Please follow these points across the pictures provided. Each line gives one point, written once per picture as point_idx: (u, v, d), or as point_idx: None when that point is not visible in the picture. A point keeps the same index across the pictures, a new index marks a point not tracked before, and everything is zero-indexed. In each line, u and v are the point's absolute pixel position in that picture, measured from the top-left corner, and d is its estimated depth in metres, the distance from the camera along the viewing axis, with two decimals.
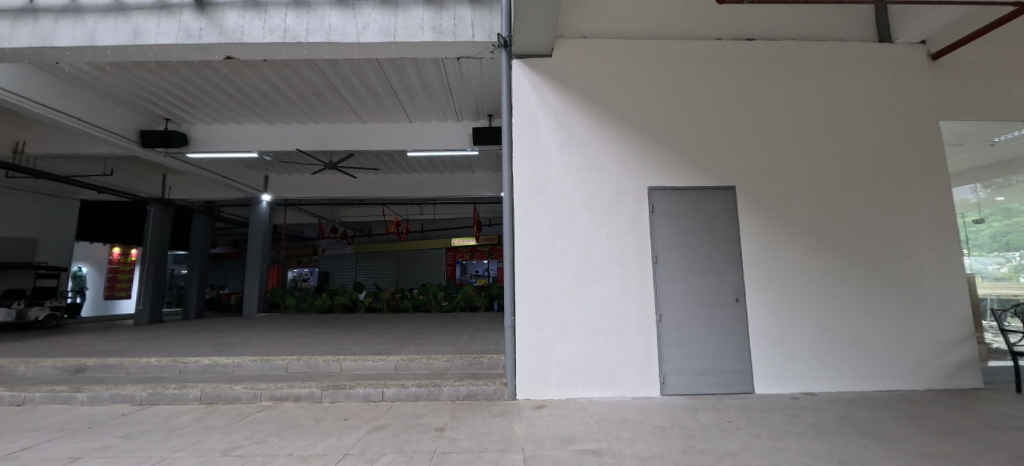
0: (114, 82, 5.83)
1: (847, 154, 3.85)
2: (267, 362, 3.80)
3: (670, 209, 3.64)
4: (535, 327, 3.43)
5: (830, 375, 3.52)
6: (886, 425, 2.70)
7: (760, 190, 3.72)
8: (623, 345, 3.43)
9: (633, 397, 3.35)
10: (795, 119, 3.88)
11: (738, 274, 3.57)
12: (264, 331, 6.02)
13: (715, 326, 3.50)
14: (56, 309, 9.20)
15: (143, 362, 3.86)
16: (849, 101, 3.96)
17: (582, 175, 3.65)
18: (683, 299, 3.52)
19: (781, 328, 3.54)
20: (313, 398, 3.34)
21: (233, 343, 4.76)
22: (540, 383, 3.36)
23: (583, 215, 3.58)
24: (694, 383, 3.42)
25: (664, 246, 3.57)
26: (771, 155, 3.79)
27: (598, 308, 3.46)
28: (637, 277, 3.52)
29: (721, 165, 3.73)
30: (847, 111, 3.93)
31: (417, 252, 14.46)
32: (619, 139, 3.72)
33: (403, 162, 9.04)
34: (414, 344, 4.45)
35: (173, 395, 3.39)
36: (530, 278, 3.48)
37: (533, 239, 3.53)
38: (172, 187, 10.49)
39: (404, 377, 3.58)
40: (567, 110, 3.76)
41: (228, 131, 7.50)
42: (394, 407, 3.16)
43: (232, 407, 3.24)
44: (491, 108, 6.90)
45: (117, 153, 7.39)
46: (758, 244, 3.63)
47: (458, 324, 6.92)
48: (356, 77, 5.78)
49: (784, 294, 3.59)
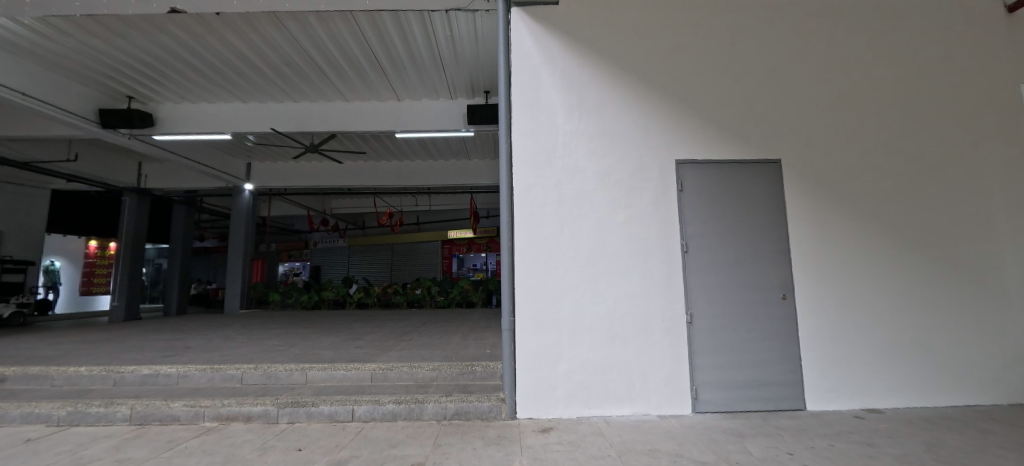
0: (58, 49, 5.13)
1: (913, 124, 3.21)
2: (219, 372, 3.17)
3: (701, 186, 3.00)
4: (539, 330, 2.80)
5: (895, 388, 2.91)
6: (998, 459, 2.07)
7: (810, 165, 3.09)
8: (646, 351, 2.81)
9: (659, 415, 2.74)
10: (851, 81, 3.23)
11: (784, 266, 2.95)
12: (235, 331, 5.40)
13: (757, 328, 2.88)
14: (22, 306, 8.57)
15: (71, 372, 3.23)
16: (916, 61, 3.29)
17: (595, 146, 3.01)
18: (718, 297, 2.90)
19: (837, 332, 2.93)
20: (267, 418, 2.73)
21: (189, 347, 4.12)
22: (544, 399, 2.75)
23: (597, 194, 2.94)
24: (731, 399, 2.81)
25: (695, 232, 2.94)
26: (824, 124, 3.15)
27: (617, 308, 2.84)
28: (661, 270, 2.89)
29: (764, 134, 3.09)
30: (912, 71, 3.27)
31: (412, 246, 13.83)
32: (640, 102, 3.07)
33: (393, 146, 8.34)
34: (398, 348, 3.82)
35: (98, 414, 2.77)
36: (533, 270, 2.85)
37: (537, 223, 2.90)
38: (146, 175, 9.82)
39: (380, 390, 2.96)
40: (576, 70, 3.10)
41: (199, 111, 6.83)
42: (365, 430, 2.55)
43: (166, 432, 2.62)
44: (487, 83, 6.23)
45: (76, 135, 6.71)
46: (809, 229, 3.01)
47: (454, 323, 6.30)
48: (333, 44, 5.13)
49: (840, 291, 2.97)
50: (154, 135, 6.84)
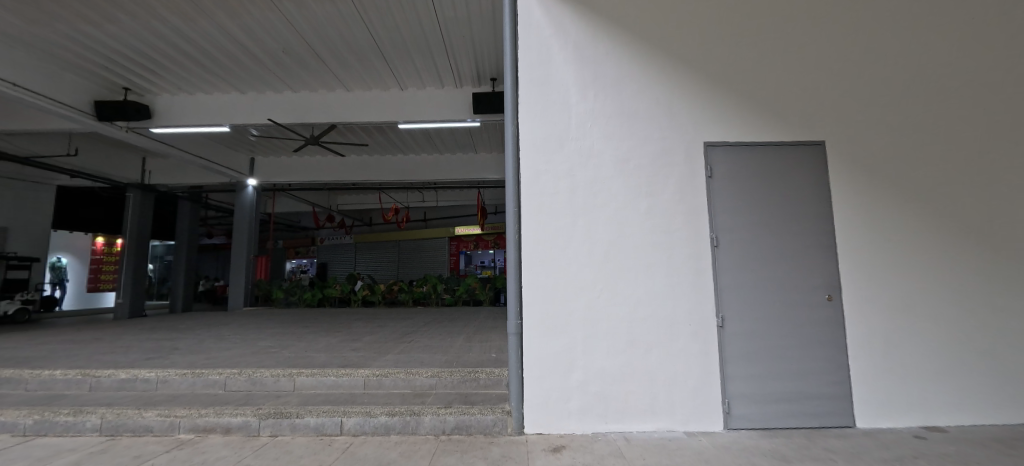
0: (46, 36, 4.94)
1: (988, 95, 2.73)
2: (201, 377, 2.92)
3: (734, 172, 2.64)
4: (550, 334, 2.49)
5: (958, 402, 2.53)
6: None
7: (859, 147, 2.71)
8: (671, 358, 2.48)
9: (686, 432, 2.42)
10: (914, 47, 2.76)
11: (828, 263, 2.59)
12: (231, 330, 5.18)
13: (797, 334, 2.53)
14: (27, 302, 8.52)
15: (46, 375, 3.01)
16: (1001, 17, 2.76)
17: (612, 127, 2.67)
18: (753, 297, 2.55)
19: (891, 339, 2.55)
20: (247, 429, 2.47)
21: (178, 347, 3.90)
22: (555, 411, 2.44)
23: (614, 181, 2.61)
24: (768, 413, 2.47)
25: (726, 224, 2.59)
26: (878, 99, 2.73)
27: (637, 310, 2.51)
28: (688, 267, 2.55)
29: (805, 113, 2.72)
30: (994, 30, 2.75)
31: (418, 242, 13.60)
32: (662, 77, 2.72)
33: (397, 138, 8.07)
34: (396, 351, 3.53)
35: (66, 423, 2.54)
36: (542, 266, 2.54)
37: (547, 213, 2.58)
38: (151, 171, 9.71)
39: (372, 399, 2.68)
40: (590, 41, 2.76)
41: (197, 102, 6.62)
42: (354, 446, 2.27)
43: (136, 444, 2.37)
44: (494, 69, 5.91)
45: (73, 128, 6.56)
46: (856, 220, 2.64)
47: (460, 322, 6.02)
48: (331, 27, 4.86)
49: (894, 291, 2.59)
50: (151, 128, 6.65)
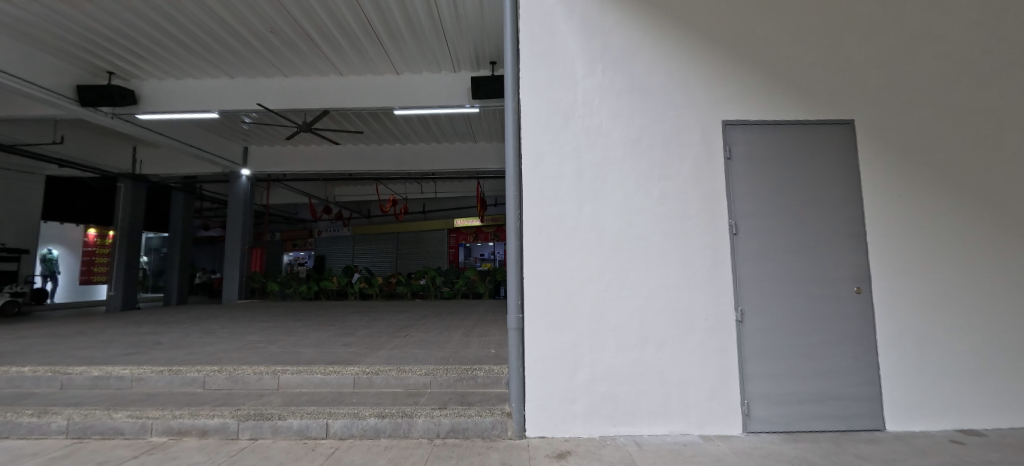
0: (19, 16, 4.67)
1: None
2: (179, 374, 2.74)
3: (755, 153, 2.42)
4: (553, 330, 2.28)
5: (995, 404, 2.33)
6: None
7: (893, 125, 2.47)
8: (685, 355, 2.28)
9: (701, 435, 2.22)
10: (953, 16, 2.51)
11: (858, 253, 2.37)
12: (220, 324, 4.98)
13: (823, 330, 2.33)
14: (16, 295, 8.33)
15: (14, 373, 2.82)
16: None
17: (622, 104, 2.43)
18: (774, 290, 2.34)
19: (925, 336, 2.34)
20: (225, 432, 2.27)
21: (161, 342, 3.70)
22: (559, 413, 2.24)
23: (624, 163, 2.38)
24: (791, 415, 2.28)
25: (746, 210, 2.37)
26: (914, 74, 2.49)
27: (648, 303, 2.30)
28: (704, 257, 2.33)
29: (834, 88, 2.48)
30: None
31: (417, 234, 13.39)
32: (677, 49, 2.48)
33: (394, 126, 7.82)
34: (390, 347, 3.33)
35: (30, 425, 2.34)
36: (544, 255, 2.32)
37: (551, 198, 2.36)
38: (141, 161, 9.47)
39: (362, 399, 2.47)
40: (599, 11, 2.51)
41: (184, 87, 6.35)
42: (340, 452, 2.07)
43: (103, 448, 2.17)
44: (494, 52, 5.62)
45: (55, 114, 6.30)
46: (889, 206, 2.41)
47: (458, 315, 5.83)
48: (320, 7, 4.59)
49: (930, 284, 2.37)
50: (137, 114, 6.40)
